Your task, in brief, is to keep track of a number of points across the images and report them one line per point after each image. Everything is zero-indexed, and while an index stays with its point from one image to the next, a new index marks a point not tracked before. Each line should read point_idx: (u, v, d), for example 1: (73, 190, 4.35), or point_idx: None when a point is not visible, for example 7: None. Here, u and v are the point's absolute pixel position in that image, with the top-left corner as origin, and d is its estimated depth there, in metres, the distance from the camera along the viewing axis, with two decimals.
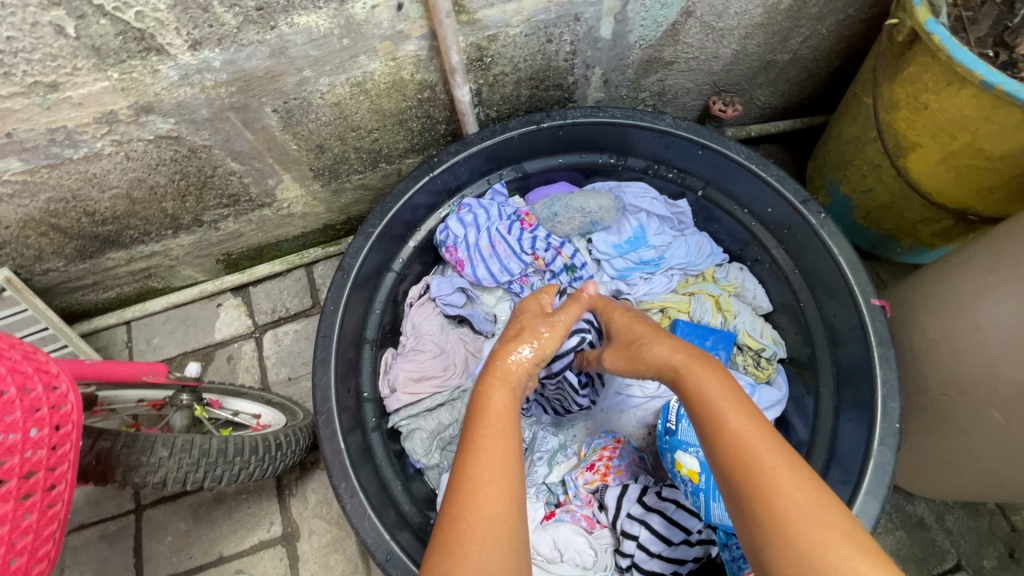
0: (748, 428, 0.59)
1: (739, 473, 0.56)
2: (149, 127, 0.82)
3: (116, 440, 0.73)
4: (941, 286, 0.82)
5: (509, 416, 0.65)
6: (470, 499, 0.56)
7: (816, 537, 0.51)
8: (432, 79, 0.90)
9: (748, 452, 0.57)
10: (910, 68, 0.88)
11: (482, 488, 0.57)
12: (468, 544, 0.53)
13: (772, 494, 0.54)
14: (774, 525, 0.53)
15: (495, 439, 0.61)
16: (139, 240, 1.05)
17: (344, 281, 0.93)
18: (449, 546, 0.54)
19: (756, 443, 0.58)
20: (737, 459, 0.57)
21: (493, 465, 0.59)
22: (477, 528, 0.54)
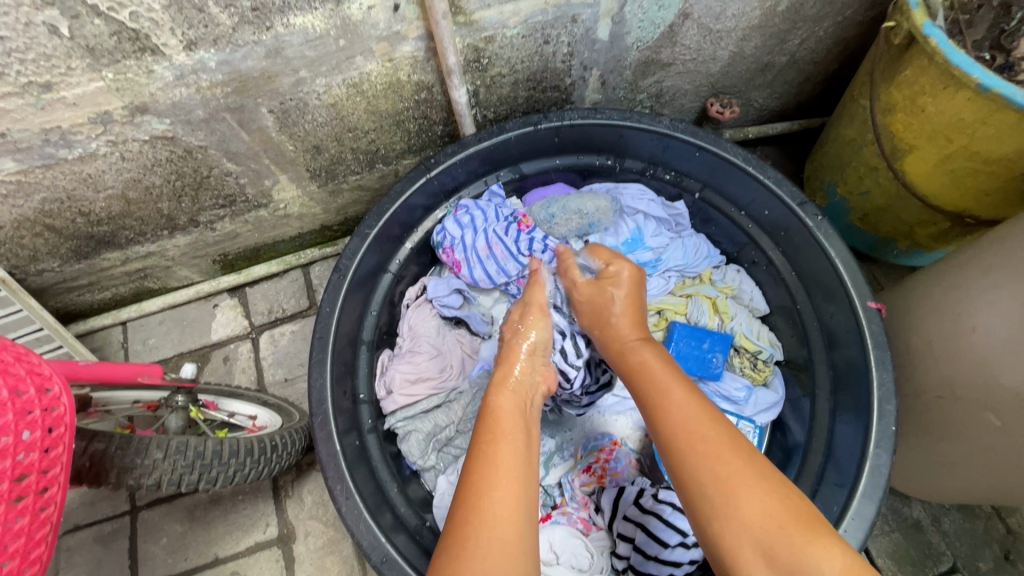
0: (682, 406, 0.62)
1: (680, 449, 0.59)
2: (145, 128, 0.81)
3: (110, 442, 0.73)
4: (937, 289, 0.82)
5: (515, 418, 0.65)
6: (480, 504, 0.55)
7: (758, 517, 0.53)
8: (429, 80, 0.89)
9: (679, 427, 0.60)
10: (906, 70, 0.88)
11: (490, 491, 0.56)
12: (474, 549, 0.52)
13: (723, 477, 0.55)
14: (716, 499, 0.54)
15: (506, 448, 0.60)
16: (135, 240, 1.04)
17: (340, 282, 0.92)
18: (454, 555, 0.52)
19: (687, 421, 0.60)
20: (669, 435, 0.60)
21: (505, 476, 0.57)
22: (482, 538, 0.53)
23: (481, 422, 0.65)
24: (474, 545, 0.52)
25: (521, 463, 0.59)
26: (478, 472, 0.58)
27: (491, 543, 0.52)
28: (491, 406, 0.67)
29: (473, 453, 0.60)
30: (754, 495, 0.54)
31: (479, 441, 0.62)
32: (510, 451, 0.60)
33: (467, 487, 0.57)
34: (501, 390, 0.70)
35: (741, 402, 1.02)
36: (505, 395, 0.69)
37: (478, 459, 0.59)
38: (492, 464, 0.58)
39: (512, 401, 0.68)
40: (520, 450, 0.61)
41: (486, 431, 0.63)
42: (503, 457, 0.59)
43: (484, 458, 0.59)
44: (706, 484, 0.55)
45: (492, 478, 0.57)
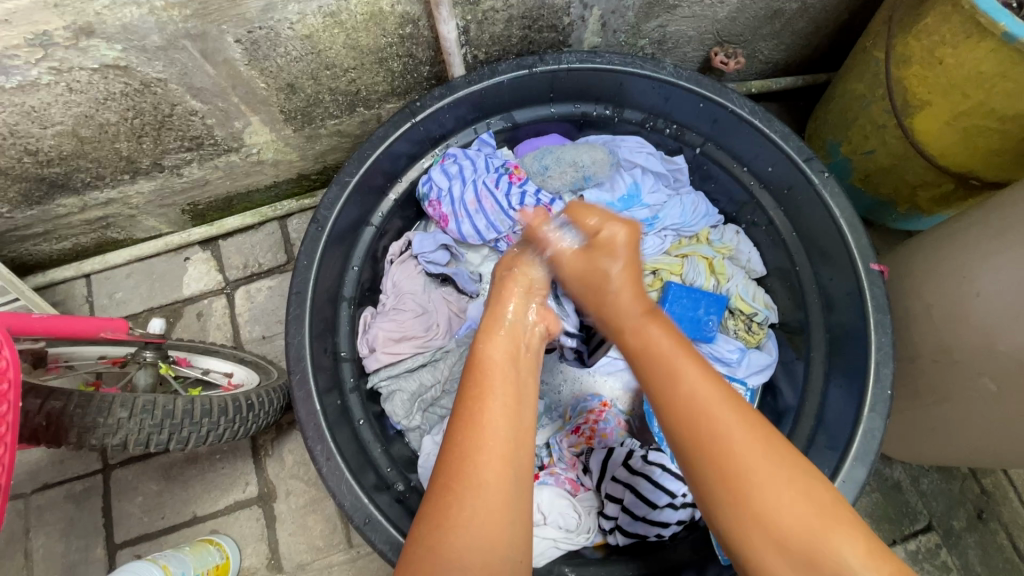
0: (700, 387, 0.57)
1: (696, 442, 0.55)
2: (93, 54, 0.72)
3: (69, 400, 0.69)
4: (940, 251, 0.80)
5: (505, 374, 0.61)
6: (464, 467, 0.54)
7: (784, 508, 0.52)
8: (415, 12, 0.81)
9: (693, 411, 0.56)
10: (928, 18, 0.82)
11: (480, 460, 0.54)
12: (456, 517, 0.52)
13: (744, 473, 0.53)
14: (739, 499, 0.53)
15: (495, 410, 0.57)
16: (92, 184, 0.96)
17: (318, 235, 0.86)
18: (436, 531, 0.52)
19: (715, 407, 0.56)
20: (683, 421, 0.56)
21: (496, 441, 0.55)
22: (468, 511, 0.52)
23: (467, 375, 0.61)
24: (460, 520, 0.52)
25: (512, 429, 0.56)
26: (464, 440, 0.55)
27: (476, 514, 0.52)
28: (479, 353, 0.63)
29: (458, 417, 0.57)
30: (772, 480, 0.53)
31: (462, 405, 0.58)
32: (498, 413, 0.57)
33: (451, 454, 0.55)
34: (490, 333, 0.65)
35: (733, 363, 1.00)
36: (497, 340, 0.64)
37: (463, 425, 0.56)
38: (478, 430, 0.56)
39: (506, 350, 0.63)
40: (512, 410, 0.58)
41: (473, 385, 0.59)
42: (491, 420, 0.56)
43: (469, 422, 0.56)
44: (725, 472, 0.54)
45: (478, 451, 0.55)
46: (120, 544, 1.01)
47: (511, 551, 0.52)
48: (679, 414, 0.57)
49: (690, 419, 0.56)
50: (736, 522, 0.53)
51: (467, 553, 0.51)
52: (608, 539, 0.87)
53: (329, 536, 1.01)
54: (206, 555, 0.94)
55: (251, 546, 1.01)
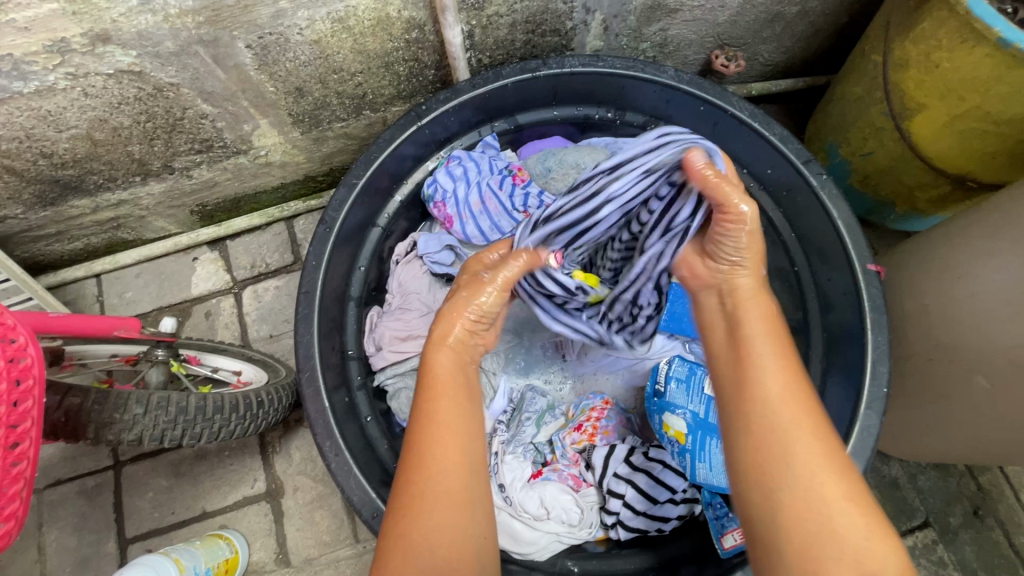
0: (778, 390, 0.60)
1: (757, 429, 0.59)
2: (108, 60, 0.74)
3: (86, 396, 0.71)
4: (936, 251, 0.81)
5: (454, 378, 0.64)
6: (419, 467, 0.57)
7: (834, 503, 0.54)
8: (421, 18, 0.82)
9: (757, 403, 0.60)
10: (924, 22, 0.83)
11: (434, 453, 0.57)
12: (420, 514, 0.55)
13: (795, 462, 0.56)
14: (793, 483, 0.55)
15: (447, 405, 0.61)
16: (104, 186, 0.98)
17: (327, 236, 0.88)
18: (401, 519, 0.55)
19: (773, 384, 0.60)
20: (749, 410, 0.60)
21: (451, 435, 0.59)
22: (430, 498, 0.55)
23: (422, 379, 0.65)
24: (425, 508, 0.55)
25: (465, 421, 0.60)
26: (418, 440, 0.58)
27: (439, 499, 0.56)
28: (432, 355, 0.66)
29: (414, 420, 0.61)
30: (819, 463, 0.56)
31: (419, 405, 0.61)
32: (449, 410, 0.60)
33: (410, 451, 0.58)
34: (439, 338, 0.68)
35: None
36: (449, 346, 0.67)
37: (419, 420, 0.60)
38: (432, 424, 0.59)
39: (456, 354, 0.67)
40: (462, 403, 0.62)
41: (428, 384, 0.63)
42: (444, 416, 0.60)
43: (424, 417, 0.60)
44: (776, 458, 0.57)
45: (431, 450, 0.58)
46: (131, 539, 1.03)
47: (475, 533, 0.56)
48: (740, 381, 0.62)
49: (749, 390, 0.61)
50: (758, 506, 0.56)
51: (435, 533, 0.54)
52: (610, 533, 0.88)
53: (335, 531, 1.03)
54: (216, 549, 0.96)
55: (260, 540, 1.03)
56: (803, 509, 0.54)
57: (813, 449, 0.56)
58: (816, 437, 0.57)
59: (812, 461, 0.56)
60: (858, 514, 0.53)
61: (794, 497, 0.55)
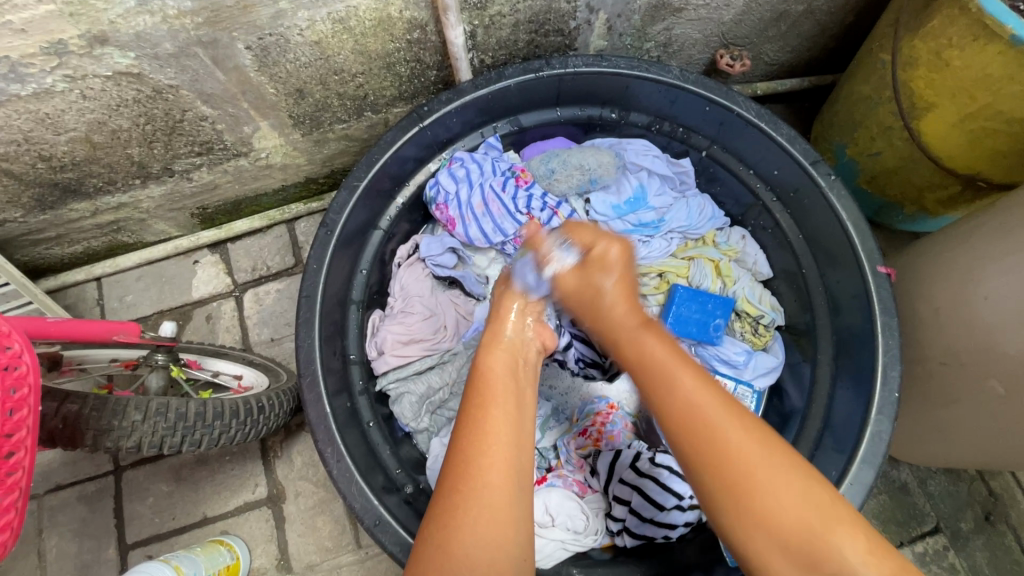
0: (697, 391, 0.59)
1: (701, 441, 0.56)
2: (106, 62, 0.73)
3: (84, 403, 0.70)
4: (947, 253, 0.80)
5: (510, 383, 0.63)
6: (470, 472, 0.55)
7: (789, 507, 0.53)
8: (423, 18, 0.81)
9: (699, 419, 0.57)
10: (934, 20, 0.82)
11: (484, 463, 0.55)
12: (465, 519, 0.52)
13: (751, 473, 0.54)
14: (764, 511, 0.53)
15: (498, 416, 0.58)
16: (104, 189, 0.97)
17: (328, 239, 0.87)
18: (444, 527, 0.53)
19: (713, 415, 0.57)
20: (687, 422, 0.57)
21: (498, 448, 0.56)
22: (475, 509, 0.53)
23: (471, 383, 0.63)
24: (468, 519, 0.52)
25: (516, 433, 0.58)
26: (472, 444, 0.56)
27: (483, 512, 0.53)
28: (483, 367, 0.64)
29: (464, 422, 0.59)
30: (786, 490, 0.53)
31: (468, 411, 0.59)
32: (501, 423, 0.58)
33: (457, 461, 0.56)
34: (491, 350, 0.67)
35: (740, 366, 1.00)
36: (497, 356, 0.66)
37: (469, 431, 0.57)
38: (482, 435, 0.57)
39: (506, 363, 0.65)
40: (514, 415, 0.59)
41: (478, 393, 0.61)
42: (496, 426, 0.57)
43: (475, 428, 0.57)
44: (731, 475, 0.54)
45: (484, 453, 0.56)
46: (132, 545, 1.02)
47: (516, 550, 0.53)
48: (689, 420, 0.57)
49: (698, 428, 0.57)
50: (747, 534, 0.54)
51: (475, 550, 0.51)
52: (616, 541, 0.88)
53: (337, 536, 1.02)
54: (216, 555, 0.95)
55: (261, 546, 1.02)
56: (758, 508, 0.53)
57: (752, 447, 0.55)
58: (752, 434, 0.56)
59: (773, 492, 0.53)
60: (818, 514, 0.53)
61: (749, 499, 0.54)
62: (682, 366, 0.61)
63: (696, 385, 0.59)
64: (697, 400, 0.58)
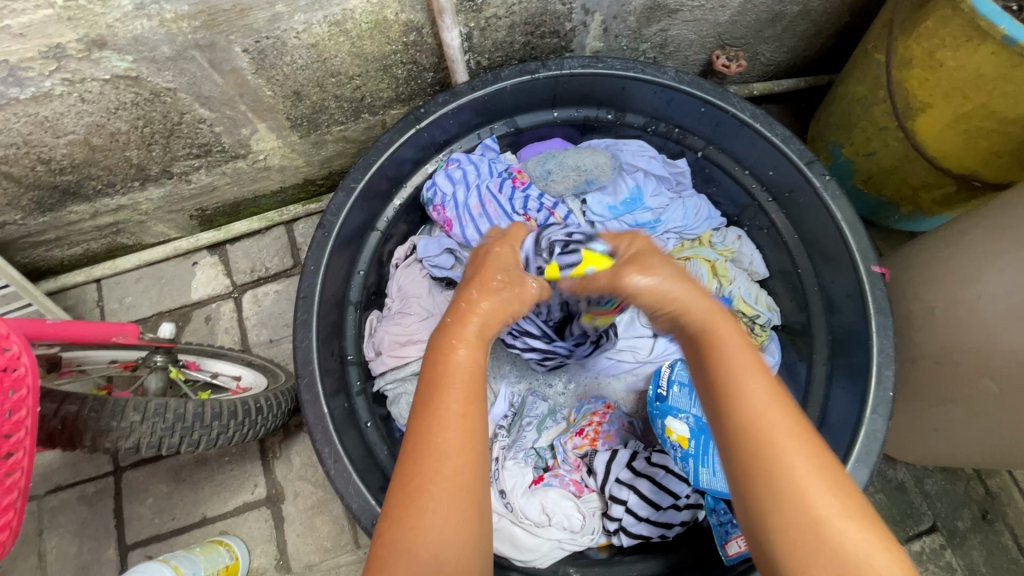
0: (753, 392, 0.52)
1: (753, 449, 0.50)
2: (104, 65, 0.74)
3: (83, 404, 0.70)
4: (942, 253, 0.80)
5: (465, 372, 0.59)
6: (421, 470, 0.53)
7: (822, 505, 0.47)
8: (419, 20, 0.82)
9: (756, 423, 0.50)
10: (927, 21, 0.82)
11: (435, 458, 0.53)
12: (421, 518, 0.51)
13: (783, 467, 0.48)
14: (796, 503, 0.47)
15: (451, 411, 0.55)
16: (103, 191, 0.97)
17: (325, 240, 0.87)
18: (400, 527, 0.52)
19: (761, 403, 0.51)
20: (738, 427, 0.51)
21: (452, 444, 0.54)
22: (432, 507, 0.52)
23: (425, 376, 0.59)
24: (424, 518, 0.51)
25: (466, 427, 0.55)
26: (422, 439, 0.54)
27: (438, 512, 0.51)
28: (440, 356, 0.60)
29: (414, 419, 0.56)
30: (816, 481, 0.48)
31: (419, 406, 0.57)
32: (452, 417, 0.55)
33: (411, 459, 0.54)
34: (446, 333, 0.62)
35: None
36: (456, 348, 0.61)
37: (421, 430, 0.55)
38: (435, 433, 0.54)
39: (463, 358, 0.61)
40: (469, 409, 0.56)
41: (430, 388, 0.57)
42: (445, 421, 0.55)
43: (428, 426, 0.55)
44: (782, 491, 0.48)
45: (434, 450, 0.54)
46: (132, 545, 1.02)
47: (473, 546, 0.52)
48: (734, 401, 0.52)
49: (743, 408, 0.51)
50: (770, 511, 0.48)
51: (431, 549, 0.51)
52: (613, 540, 0.88)
53: (336, 536, 1.02)
54: (216, 555, 0.95)
55: (260, 546, 1.02)
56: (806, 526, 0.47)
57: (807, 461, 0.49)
58: (805, 446, 0.50)
59: (808, 485, 0.48)
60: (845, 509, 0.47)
61: (794, 517, 0.47)
62: (743, 363, 0.54)
63: (750, 373, 0.53)
64: (747, 385, 0.52)
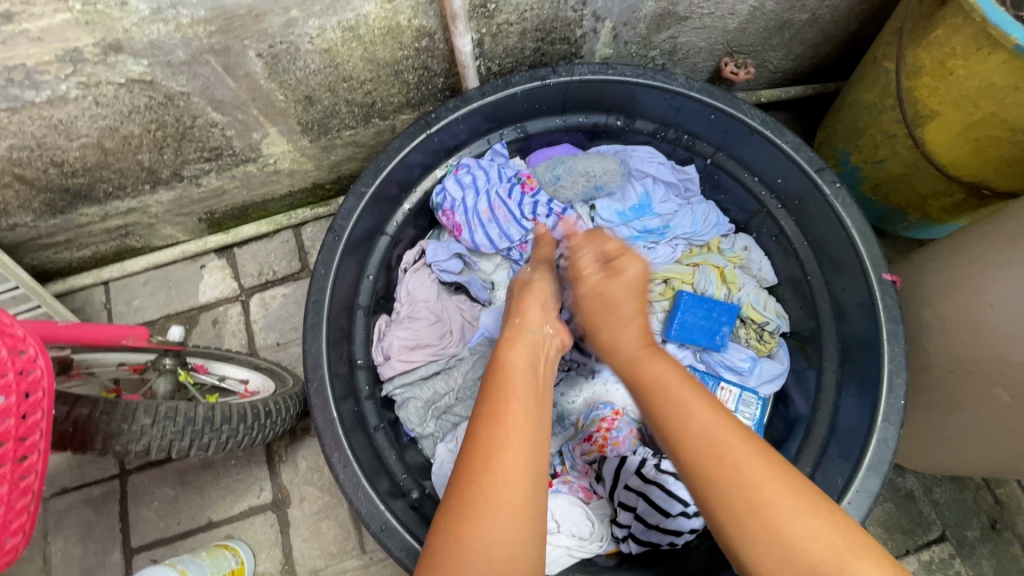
0: (708, 422, 0.59)
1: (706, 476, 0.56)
2: (119, 69, 0.74)
3: (94, 407, 0.70)
4: (953, 261, 0.80)
5: (526, 378, 0.64)
6: (489, 465, 0.55)
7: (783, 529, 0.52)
8: (432, 26, 0.82)
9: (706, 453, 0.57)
10: (938, 29, 0.82)
11: (500, 456, 0.56)
12: (482, 509, 0.53)
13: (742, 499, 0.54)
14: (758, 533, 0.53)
15: (517, 412, 0.59)
16: (113, 195, 0.98)
17: (335, 244, 0.88)
18: (462, 521, 0.53)
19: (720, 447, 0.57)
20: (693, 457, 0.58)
21: (518, 443, 0.57)
22: (493, 504, 0.53)
23: (492, 376, 0.64)
24: (485, 511, 0.53)
25: (532, 429, 0.59)
26: (485, 433, 0.57)
27: (500, 507, 0.53)
28: (503, 360, 0.66)
29: (480, 413, 0.59)
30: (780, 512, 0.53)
31: (488, 402, 0.60)
32: (520, 421, 0.59)
33: (476, 452, 0.56)
34: (511, 344, 0.69)
35: (745, 373, 1.01)
36: (519, 350, 0.68)
37: (490, 424, 0.58)
38: (502, 432, 0.57)
39: (525, 357, 0.67)
40: (532, 412, 0.60)
41: (497, 393, 0.61)
42: (512, 421, 0.58)
43: (494, 422, 0.58)
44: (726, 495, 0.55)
45: (503, 444, 0.56)
46: (136, 549, 1.02)
47: (530, 546, 0.53)
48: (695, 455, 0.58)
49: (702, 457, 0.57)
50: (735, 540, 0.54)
51: (492, 545, 0.52)
52: (621, 547, 0.88)
53: (342, 542, 1.02)
54: (222, 560, 0.95)
55: (265, 551, 1.02)
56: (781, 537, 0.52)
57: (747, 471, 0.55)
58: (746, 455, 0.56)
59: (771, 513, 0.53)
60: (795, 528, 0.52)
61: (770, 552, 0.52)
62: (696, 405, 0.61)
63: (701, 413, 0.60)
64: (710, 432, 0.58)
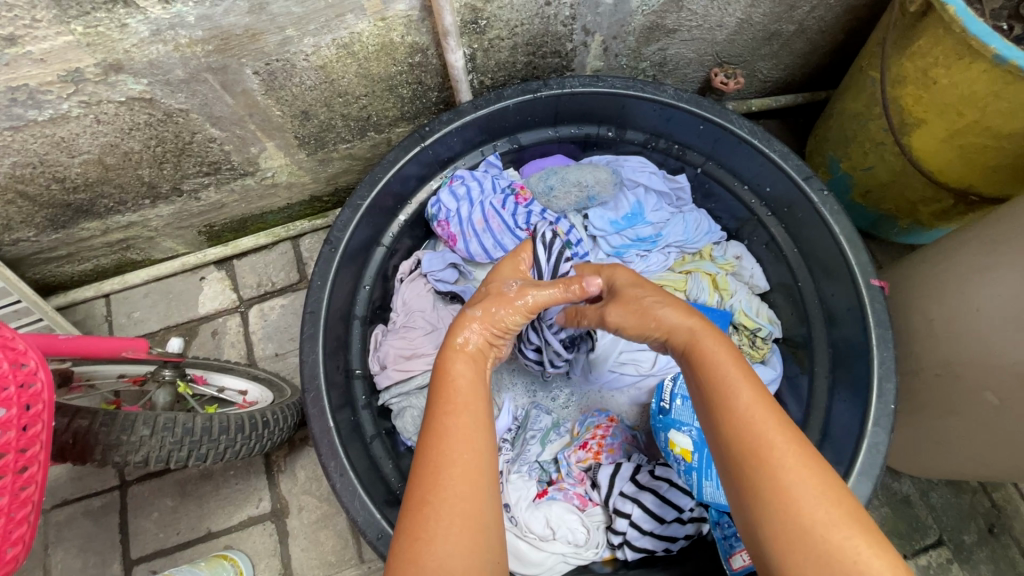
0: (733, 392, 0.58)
1: (748, 443, 0.54)
2: (120, 88, 0.76)
3: (94, 418, 0.71)
4: (940, 266, 0.81)
5: (467, 390, 0.65)
6: (437, 482, 0.56)
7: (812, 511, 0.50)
8: (424, 42, 0.84)
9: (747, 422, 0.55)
10: (920, 40, 0.84)
11: (446, 472, 0.56)
12: (432, 527, 0.53)
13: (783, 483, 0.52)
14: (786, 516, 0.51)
15: (463, 426, 0.60)
16: (114, 209, 1.00)
17: (332, 256, 0.89)
18: (414, 542, 0.53)
19: (755, 412, 0.56)
20: (741, 431, 0.55)
21: (466, 457, 0.58)
22: (442, 518, 0.54)
23: (434, 392, 0.65)
24: (436, 527, 0.53)
25: (477, 441, 0.59)
26: (433, 452, 0.58)
27: (450, 521, 0.54)
28: (444, 375, 0.66)
29: (426, 430, 0.60)
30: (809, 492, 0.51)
31: (430, 420, 0.61)
32: (463, 435, 0.59)
33: (423, 469, 0.57)
34: (445, 357, 0.68)
35: None
36: (461, 361, 0.68)
37: (434, 442, 0.58)
38: (444, 446, 0.58)
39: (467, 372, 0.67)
40: (476, 425, 0.61)
41: (440, 406, 0.62)
42: (456, 435, 0.59)
43: (438, 436, 0.59)
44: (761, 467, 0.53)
45: (446, 460, 0.57)
46: (136, 560, 1.02)
47: (486, 554, 0.54)
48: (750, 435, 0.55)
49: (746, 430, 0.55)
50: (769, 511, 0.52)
51: (443, 560, 0.52)
52: (617, 554, 0.87)
53: (340, 551, 1.02)
54: (220, 570, 0.95)
55: (264, 561, 1.02)
56: (806, 525, 0.50)
57: (797, 464, 0.53)
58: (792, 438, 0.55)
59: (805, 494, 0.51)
60: (824, 507, 0.51)
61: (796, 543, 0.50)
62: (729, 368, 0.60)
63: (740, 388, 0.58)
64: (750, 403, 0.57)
